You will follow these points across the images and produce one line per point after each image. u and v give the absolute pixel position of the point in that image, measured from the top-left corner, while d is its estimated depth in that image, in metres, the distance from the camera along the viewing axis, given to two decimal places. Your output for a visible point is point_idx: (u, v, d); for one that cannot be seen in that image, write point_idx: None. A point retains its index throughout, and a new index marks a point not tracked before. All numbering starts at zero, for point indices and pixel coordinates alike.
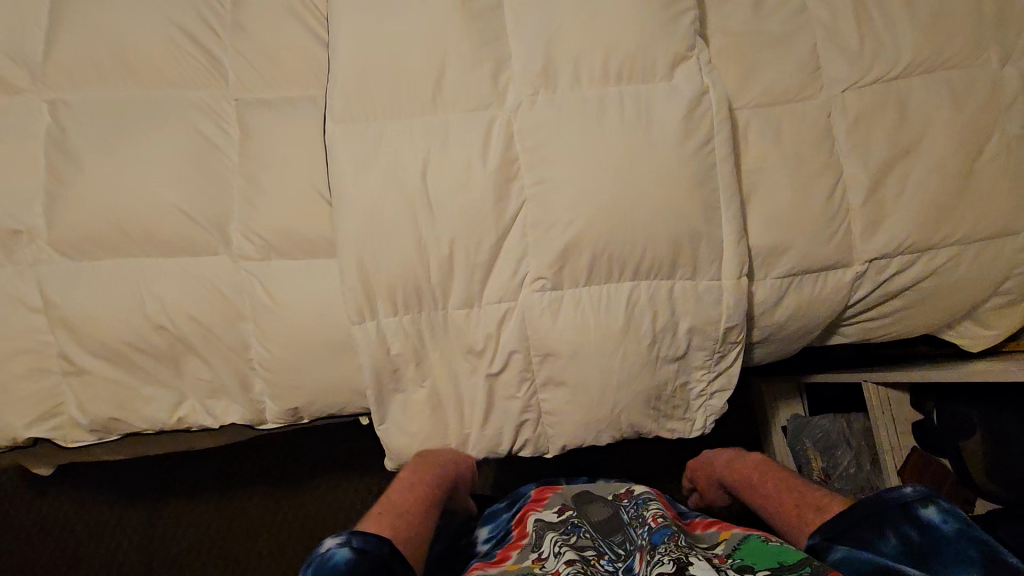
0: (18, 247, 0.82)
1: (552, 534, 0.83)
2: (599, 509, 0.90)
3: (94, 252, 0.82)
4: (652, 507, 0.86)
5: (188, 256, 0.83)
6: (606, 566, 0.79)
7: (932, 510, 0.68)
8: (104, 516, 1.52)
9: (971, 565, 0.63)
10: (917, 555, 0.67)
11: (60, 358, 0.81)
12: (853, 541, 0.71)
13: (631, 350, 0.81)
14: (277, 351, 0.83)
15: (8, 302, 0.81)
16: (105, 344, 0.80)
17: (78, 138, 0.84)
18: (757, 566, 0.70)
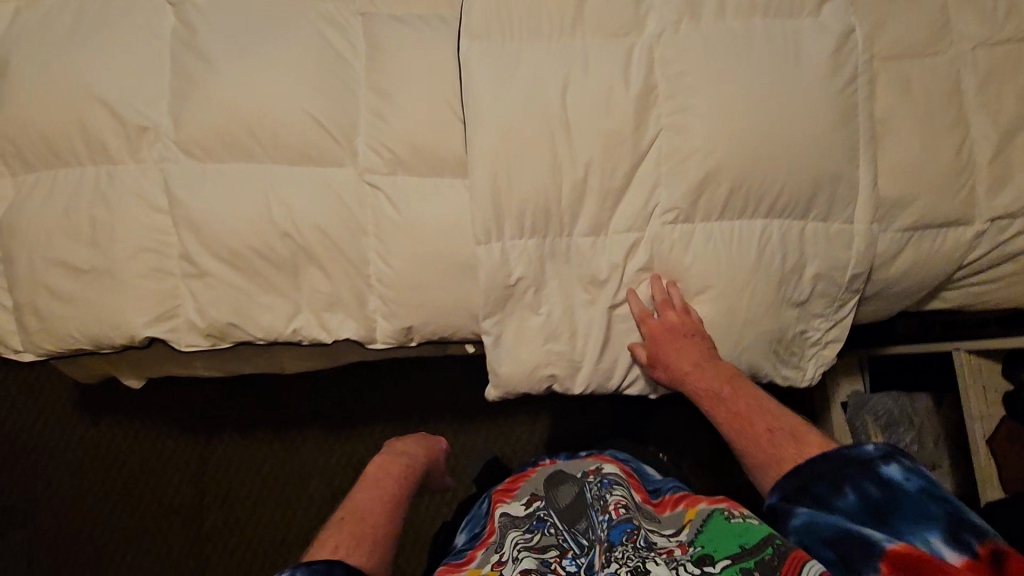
0: (143, 144, 0.81)
1: (517, 530, 0.77)
2: (566, 490, 0.83)
3: (220, 155, 0.81)
4: (616, 492, 0.77)
5: (315, 165, 0.82)
6: (567, 566, 0.70)
7: (895, 467, 0.61)
8: (157, 448, 1.51)
9: (934, 525, 0.56)
10: (879, 513, 0.59)
11: (182, 258, 0.80)
12: (811, 501, 0.64)
13: (759, 288, 0.81)
14: (399, 266, 0.82)
15: (133, 198, 0.80)
16: (230, 246, 0.79)
17: (206, 37, 0.82)
18: (718, 556, 0.63)
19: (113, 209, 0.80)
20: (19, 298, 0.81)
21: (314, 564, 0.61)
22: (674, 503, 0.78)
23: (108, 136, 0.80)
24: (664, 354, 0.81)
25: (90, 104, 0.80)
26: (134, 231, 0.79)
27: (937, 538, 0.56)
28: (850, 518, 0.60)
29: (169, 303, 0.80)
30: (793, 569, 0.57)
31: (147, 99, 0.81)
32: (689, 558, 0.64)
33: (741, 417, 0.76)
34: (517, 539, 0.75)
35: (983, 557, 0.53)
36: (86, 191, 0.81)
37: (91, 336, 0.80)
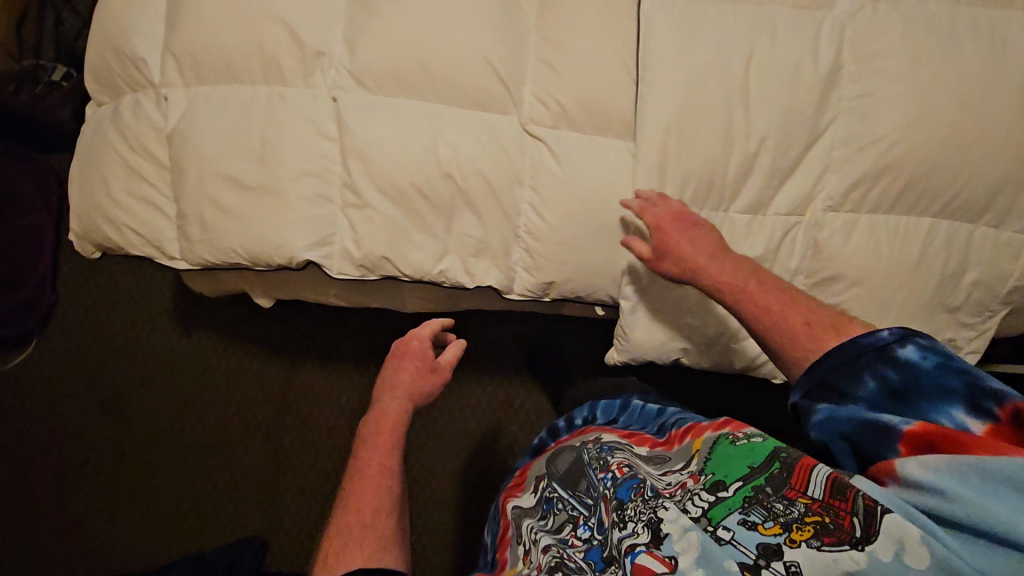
0: (317, 70, 0.82)
1: (532, 519, 0.76)
2: (564, 458, 0.82)
3: (391, 88, 0.81)
4: (617, 454, 0.75)
5: (481, 110, 0.82)
6: (581, 534, 0.69)
7: (910, 348, 0.61)
8: (245, 364, 1.57)
9: (954, 396, 0.57)
10: (900, 397, 0.60)
11: (346, 187, 0.82)
12: (832, 394, 0.64)
13: (918, 288, 0.79)
14: (552, 220, 0.82)
15: (303, 121, 0.81)
16: (393, 180, 0.81)
17: None
18: (730, 480, 0.61)
19: (283, 130, 0.81)
20: (186, 208, 0.85)
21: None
22: (681, 438, 0.75)
23: (285, 57, 0.81)
24: (681, 243, 0.75)
25: (268, 23, 0.81)
26: (302, 154, 0.81)
27: (959, 411, 0.56)
28: (870, 405, 0.61)
29: (328, 230, 0.83)
30: (800, 483, 0.57)
31: (323, 22, 0.81)
32: (702, 487, 0.63)
33: (767, 308, 0.71)
34: (534, 525, 0.75)
35: (1004, 418, 0.53)
36: (258, 110, 0.82)
37: (250, 252, 0.84)
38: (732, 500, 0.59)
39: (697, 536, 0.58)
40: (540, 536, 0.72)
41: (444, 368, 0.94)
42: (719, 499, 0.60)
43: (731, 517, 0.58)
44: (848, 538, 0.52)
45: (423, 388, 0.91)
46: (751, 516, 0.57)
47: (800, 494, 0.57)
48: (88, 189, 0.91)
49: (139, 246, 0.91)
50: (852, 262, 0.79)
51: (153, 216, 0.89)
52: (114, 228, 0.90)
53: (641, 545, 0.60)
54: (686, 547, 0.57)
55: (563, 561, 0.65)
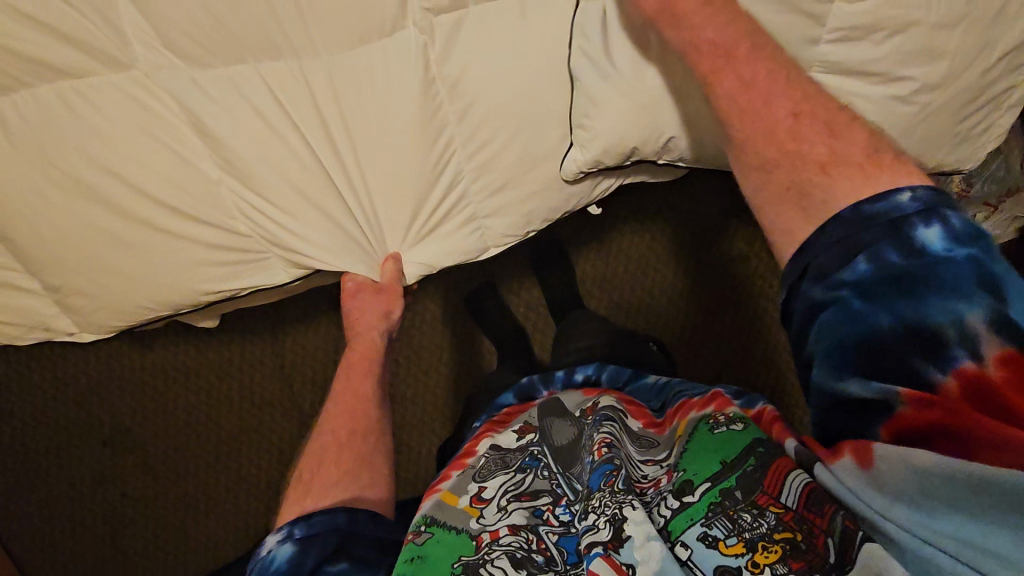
0: (106, 38, 0.56)
1: (507, 470, 0.61)
2: (562, 429, 0.64)
3: (221, 32, 0.56)
4: (604, 428, 0.58)
5: (359, 28, 0.58)
6: (561, 516, 0.54)
7: (935, 230, 0.40)
8: (215, 359, 1.17)
9: (979, 298, 0.39)
10: (899, 287, 0.41)
11: (235, 191, 0.63)
12: (822, 277, 0.44)
13: (966, 39, 0.62)
14: (500, 146, 0.65)
15: (132, 116, 0.59)
16: (292, 165, 0.62)
17: None
18: (697, 480, 0.48)
19: (114, 141, 0.59)
20: (51, 278, 0.65)
21: (313, 514, 0.48)
22: (677, 414, 0.61)
23: (50, 32, 0.55)
24: (668, 43, 0.57)
25: None
26: (159, 165, 0.60)
27: (978, 312, 0.38)
28: (864, 293, 0.42)
29: (242, 251, 0.66)
30: (772, 487, 0.45)
31: None
32: (671, 489, 0.50)
33: (742, 108, 0.51)
34: (507, 483, 0.59)
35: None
36: (60, 122, 0.58)
37: (164, 302, 0.67)
38: (697, 506, 0.47)
39: (660, 547, 0.45)
40: (508, 504, 0.56)
41: (392, 284, 0.70)
42: (685, 505, 0.47)
43: (691, 531, 0.46)
44: (820, 564, 0.40)
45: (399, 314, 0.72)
46: (713, 529, 0.45)
47: (772, 500, 0.45)
48: None
49: (26, 335, 0.72)
50: (875, 48, 0.62)
51: (12, 298, 0.69)
52: None
53: (597, 546, 0.47)
54: (646, 557, 0.45)
55: (529, 554, 0.50)
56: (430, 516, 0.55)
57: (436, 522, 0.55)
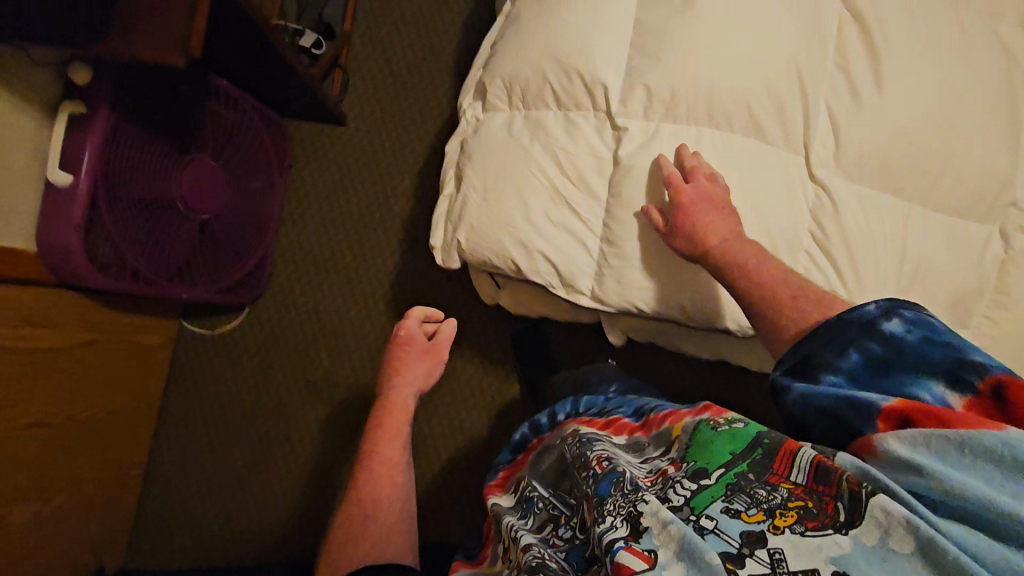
0: (807, 136, 0.77)
1: (512, 516, 0.84)
2: (549, 457, 0.89)
3: (877, 170, 0.77)
4: (595, 448, 0.79)
5: (960, 215, 0.79)
6: (564, 533, 0.75)
7: (895, 324, 0.65)
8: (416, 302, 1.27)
9: (936, 371, 0.61)
10: (881, 369, 0.64)
11: (806, 264, 0.78)
12: (810, 369, 0.68)
13: None
14: (1004, 335, 0.80)
15: (781, 181, 0.77)
16: (864, 270, 0.77)
17: (896, 36, 0.77)
18: (712, 467, 0.65)
19: (759, 189, 0.77)
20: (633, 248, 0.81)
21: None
22: (659, 421, 0.83)
23: (776, 117, 0.77)
24: (703, 217, 0.74)
25: (777, 66, 0.76)
26: (777, 221, 0.77)
27: (936, 384, 0.61)
28: (852, 377, 0.65)
29: None
30: (783, 468, 0.62)
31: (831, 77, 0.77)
32: (685, 475, 0.67)
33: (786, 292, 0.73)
34: (513, 521, 0.82)
35: (983, 392, 0.58)
36: (737, 159, 0.77)
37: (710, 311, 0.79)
38: (714, 488, 0.63)
39: (677, 527, 0.59)
40: (521, 534, 0.78)
41: (434, 352, 1.21)
42: (704, 487, 0.64)
43: (715, 505, 0.61)
44: (832, 521, 0.55)
45: (418, 370, 1.18)
46: (734, 504, 0.60)
47: (782, 479, 0.61)
48: (495, 200, 0.86)
49: (548, 275, 0.84)
50: None
51: (571, 246, 0.83)
52: (524, 251, 0.84)
53: (619, 539, 0.61)
54: (666, 541, 0.58)
55: (544, 562, 0.69)
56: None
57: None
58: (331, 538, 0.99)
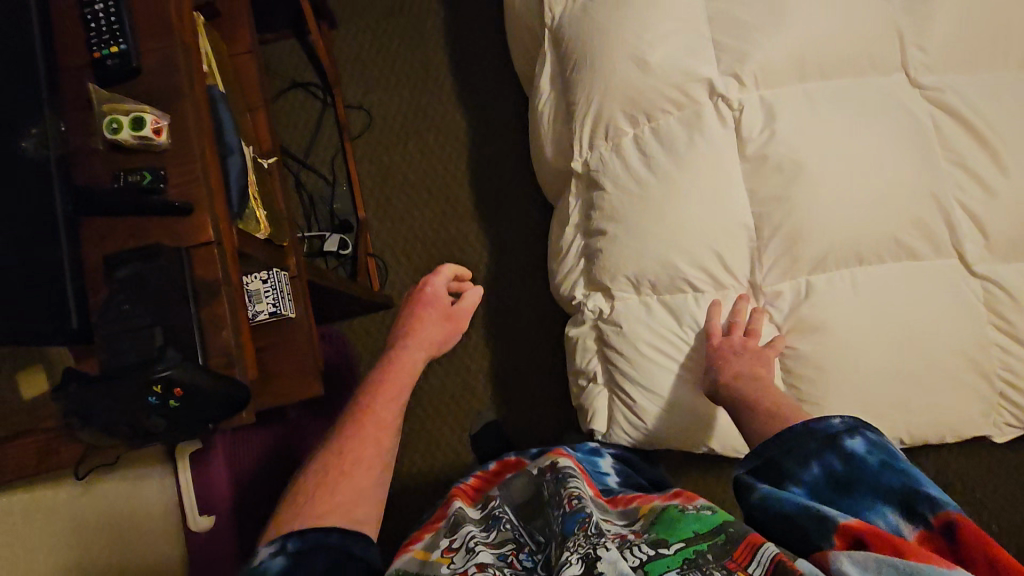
0: (952, 238, 0.77)
1: (473, 526, 0.67)
2: (520, 484, 0.75)
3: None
4: (570, 488, 0.68)
5: None
6: (523, 561, 0.62)
7: (858, 440, 0.59)
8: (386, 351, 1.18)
9: (892, 495, 0.54)
10: (843, 487, 0.57)
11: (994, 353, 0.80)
12: (774, 474, 0.61)
13: None
14: None
15: (947, 285, 0.78)
16: None
17: (991, 117, 0.79)
18: (671, 539, 0.56)
19: (929, 303, 0.77)
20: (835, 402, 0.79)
21: (304, 534, 0.56)
22: (626, 500, 0.70)
23: (917, 233, 0.77)
24: (737, 366, 0.76)
25: (899, 186, 0.77)
26: (956, 325, 0.77)
27: (891, 512, 0.54)
28: (811, 489, 0.58)
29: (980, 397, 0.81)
30: (741, 557, 0.52)
31: (956, 177, 0.78)
32: (645, 540, 0.57)
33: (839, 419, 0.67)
34: (472, 533, 0.65)
35: (937, 529, 0.51)
36: (896, 283, 0.78)
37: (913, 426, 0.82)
38: (671, 558, 0.54)
39: None
40: (475, 548, 0.61)
41: (459, 318, 1.04)
42: (660, 554, 0.54)
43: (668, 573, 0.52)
44: None
45: (434, 333, 0.99)
46: None
47: (740, 568, 0.52)
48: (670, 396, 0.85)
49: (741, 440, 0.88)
50: None
51: None
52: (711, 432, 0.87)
53: None
54: None
55: None
56: (400, 567, 0.60)
57: (407, 568, 0.60)
58: (307, 480, 0.67)
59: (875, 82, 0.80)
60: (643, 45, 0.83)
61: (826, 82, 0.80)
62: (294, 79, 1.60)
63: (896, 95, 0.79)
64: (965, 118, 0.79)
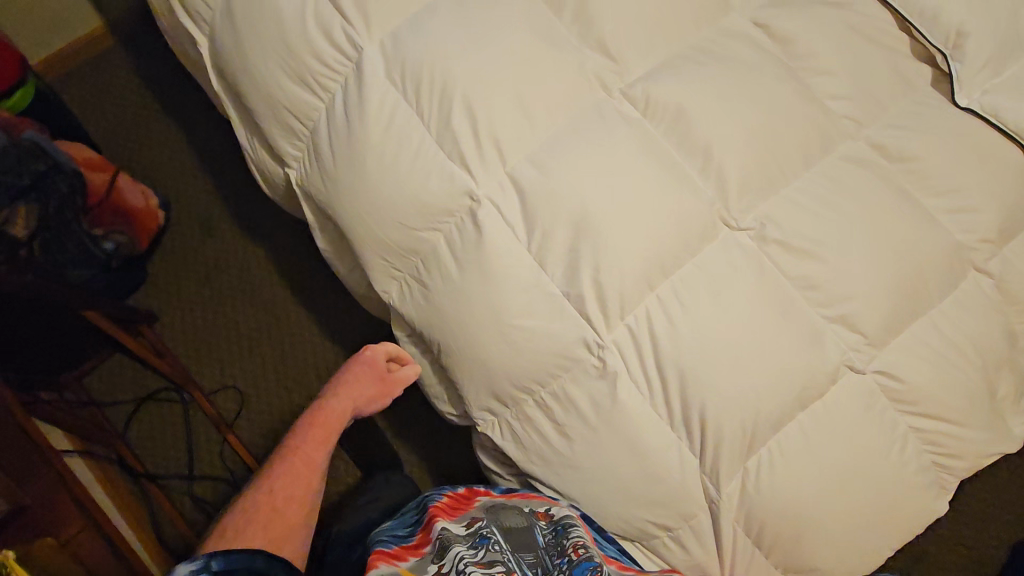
0: (834, 360, 0.80)
1: (468, 546, 0.72)
2: (511, 516, 0.79)
3: (888, 331, 0.81)
4: (574, 537, 0.76)
5: (953, 292, 0.85)
6: None
7: None
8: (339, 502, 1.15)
9: None
10: None
11: (916, 435, 0.82)
12: None
13: None
14: None
15: (859, 409, 0.79)
16: (948, 402, 0.82)
17: (798, 234, 0.83)
18: None
19: (849, 432, 0.79)
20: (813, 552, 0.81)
21: (231, 555, 0.62)
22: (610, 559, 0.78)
23: (804, 375, 0.78)
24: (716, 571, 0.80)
25: (769, 341, 0.78)
26: (877, 438, 0.80)
27: None
28: None
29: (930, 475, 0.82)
30: None
31: (812, 305, 0.81)
32: None
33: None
34: (460, 552, 0.71)
35: None
36: (815, 431, 0.79)
37: (896, 533, 0.82)
38: None
39: None
40: (466, 569, 0.68)
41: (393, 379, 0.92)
42: None
43: None
44: None
45: (363, 391, 0.89)
46: None
47: None
48: None
49: None
50: None
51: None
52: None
53: None
54: None
55: None
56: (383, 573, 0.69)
57: None
58: (236, 512, 0.74)
59: (699, 250, 0.81)
60: (502, 318, 0.81)
61: (670, 278, 0.80)
62: (139, 392, 1.43)
63: (728, 258, 0.81)
64: (794, 243, 0.82)
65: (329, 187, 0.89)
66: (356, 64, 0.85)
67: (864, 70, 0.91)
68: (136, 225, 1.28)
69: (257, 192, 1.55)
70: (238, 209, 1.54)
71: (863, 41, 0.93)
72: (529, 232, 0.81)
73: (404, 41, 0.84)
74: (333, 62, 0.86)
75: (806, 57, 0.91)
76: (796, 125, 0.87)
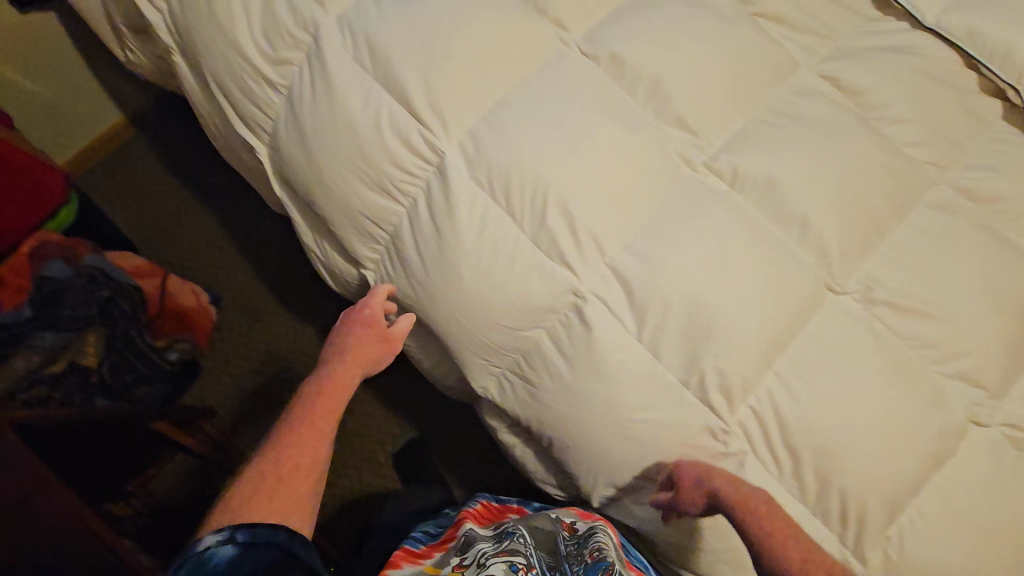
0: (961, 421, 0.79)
1: (489, 542, 0.77)
2: (539, 523, 0.83)
3: (1007, 382, 0.81)
4: (596, 541, 0.78)
5: None
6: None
7: None
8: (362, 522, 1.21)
9: None
10: None
11: None
12: None
13: None
14: None
15: (996, 469, 0.79)
16: None
17: (904, 293, 0.82)
18: None
19: (992, 493, 0.78)
20: None
21: (257, 526, 0.56)
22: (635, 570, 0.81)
23: (935, 440, 0.78)
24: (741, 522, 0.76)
25: (894, 408, 0.78)
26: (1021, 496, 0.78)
27: None
28: None
29: None
30: None
31: (929, 363, 0.81)
32: None
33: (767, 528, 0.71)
34: (483, 547, 0.75)
35: None
36: (957, 496, 0.78)
37: None
38: None
39: None
40: (486, 561, 0.71)
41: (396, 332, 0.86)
42: None
43: None
44: None
45: (366, 345, 0.83)
46: None
47: None
48: None
49: None
50: None
51: None
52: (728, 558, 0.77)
53: None
54: None
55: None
56: None
57: None
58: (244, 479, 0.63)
59: (810, 322, 0.81)
60: (623, 414, 0.80)
61: (786, 353, 0.80)
62: (209, 492, 1.40)
63: (842, 327, 0.80)
64: (902, 302, 0.82)
65: (421, 293, 0.87)
66: (439, 169, 0.83)
67: (936, 111, 0.91)
68: (195, 330, 1.24)
69: (299, 271, 1.53)
70: (282, 290, 1.51)
71: (931, 84, 0.92)
72: (638, 324, 0.80)
73: (485, 142, 0.82)
74: (413, 167, 0.84)
75: (879, 108, 0.91)
76: (879, 178, 0.86)
